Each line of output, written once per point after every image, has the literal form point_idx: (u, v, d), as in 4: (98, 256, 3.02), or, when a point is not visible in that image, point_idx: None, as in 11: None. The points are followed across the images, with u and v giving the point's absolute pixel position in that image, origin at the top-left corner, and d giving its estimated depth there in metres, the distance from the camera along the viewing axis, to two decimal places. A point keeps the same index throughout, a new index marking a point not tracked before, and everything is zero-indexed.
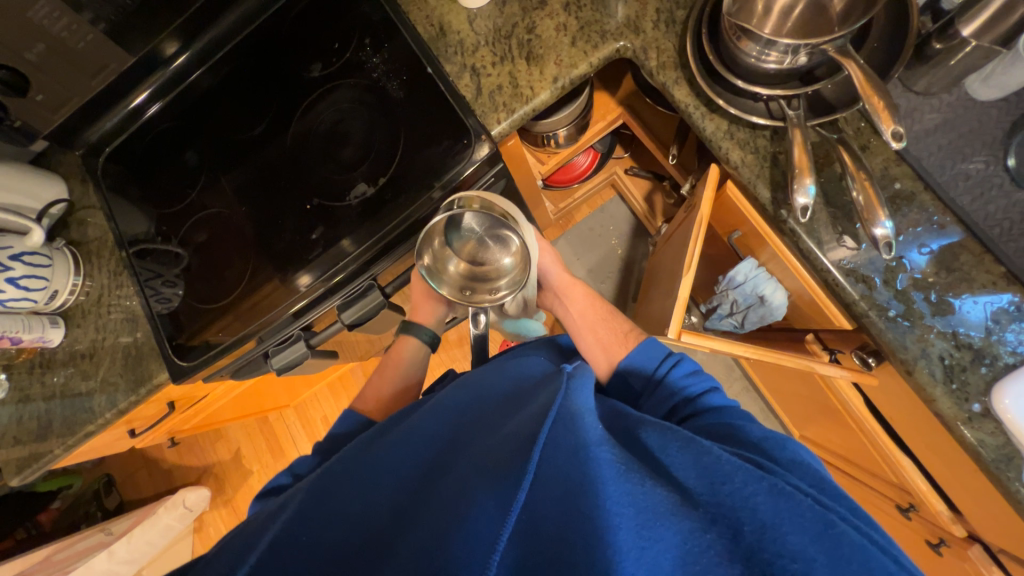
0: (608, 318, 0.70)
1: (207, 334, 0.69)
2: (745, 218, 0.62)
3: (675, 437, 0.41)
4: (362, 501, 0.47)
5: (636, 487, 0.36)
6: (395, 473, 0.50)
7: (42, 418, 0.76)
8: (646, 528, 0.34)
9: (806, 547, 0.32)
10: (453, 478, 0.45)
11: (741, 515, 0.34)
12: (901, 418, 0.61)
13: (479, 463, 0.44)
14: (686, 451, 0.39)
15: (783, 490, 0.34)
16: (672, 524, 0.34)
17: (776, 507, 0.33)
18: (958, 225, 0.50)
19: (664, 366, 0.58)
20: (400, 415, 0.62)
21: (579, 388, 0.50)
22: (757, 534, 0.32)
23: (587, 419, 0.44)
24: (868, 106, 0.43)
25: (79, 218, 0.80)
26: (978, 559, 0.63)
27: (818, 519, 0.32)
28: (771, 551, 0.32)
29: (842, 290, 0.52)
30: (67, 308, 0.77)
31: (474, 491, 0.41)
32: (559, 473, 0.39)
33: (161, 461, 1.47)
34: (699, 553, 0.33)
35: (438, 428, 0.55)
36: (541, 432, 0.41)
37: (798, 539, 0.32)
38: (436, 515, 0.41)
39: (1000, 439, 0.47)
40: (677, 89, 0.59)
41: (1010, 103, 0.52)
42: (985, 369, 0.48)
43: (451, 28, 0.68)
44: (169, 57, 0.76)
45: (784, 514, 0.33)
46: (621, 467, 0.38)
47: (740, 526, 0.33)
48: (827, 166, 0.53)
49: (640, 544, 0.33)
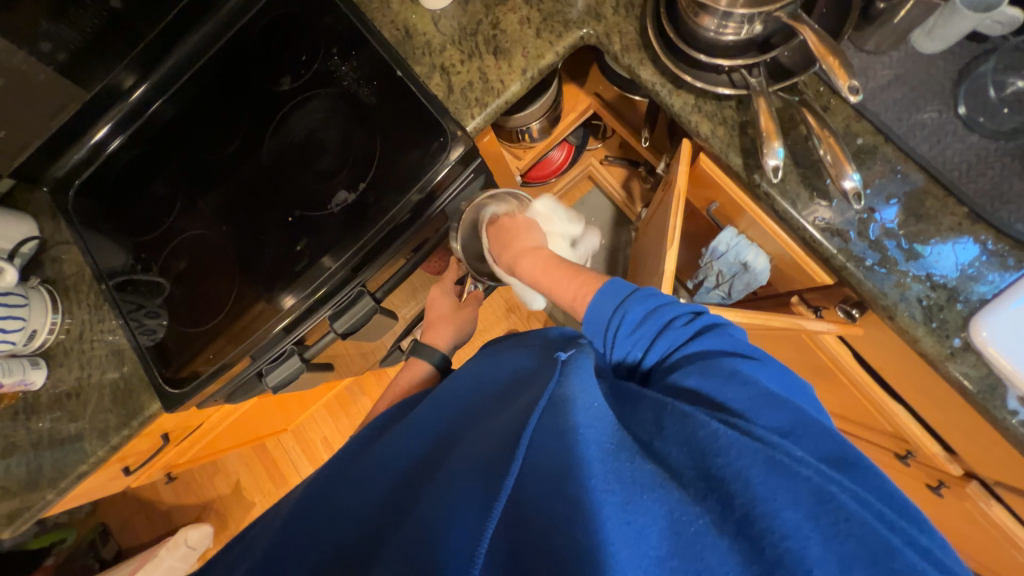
0: (556, 285, 0.65)
1: (195, 364, 0.68)
2: (722, 188, 0.63)
3: (670, 410, 0.40)
4: (359, 502, 0.47)
5: (625, 464, 0.37)
6: (388, 471, 0.49)
7: (30, 465, 0.73)
8: (631, 503, 0.34)
9: (801, 524, 0.31)
10: (445, 470, 0.44)
11: (731, 489, 0.33)
12: (890, 366, 0.63)
13: (472, 452, 0.44)
14: (679, 423, 0.39)
15: (780, 461, 0.33)
16: (656, 497, 0.34)
17: (770, 481, 0.33)
18: (919, 173, 0.52)
19: (611, 329, 0.53)
20: (399, 408, 0.62)
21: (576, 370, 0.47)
22: (747, 506, 0.32)
23: (582, 402, 0.42)
24: (824, 66, 0.45)
25: (52, 256, 0.77)
26: (977, 495, 0.66)
27: (814, 495, 0.32)
28: (759, 527, 0.31)
29: (820, 246, 0.53)
30: (48, 349, 0.75)
31: (462, 484, 0.41)
32: (546, 460, 0.38)
33: (159, 502, 1.42)
34: (687, 522, 0.32)
35: (436, 424, 0.53)
36: (529, 422, 0.41)
37: (791, 516, 0.31)
38: (425, 508, 0.41)
39: (983, 370, 0.49)
40: (642, 70, 0.60)
41: (952, 54, 0.55)
42: (961, 306, 0.50)
43: (417, 31, 0.68)
44: (128, 88, 0.76)
45: (776, 488, 0.32)
46: (610, 448, 0.38)
47: (730, 499, 0.33)
48: (793, 129, 0.55)
49: (625, 519, 0.33)
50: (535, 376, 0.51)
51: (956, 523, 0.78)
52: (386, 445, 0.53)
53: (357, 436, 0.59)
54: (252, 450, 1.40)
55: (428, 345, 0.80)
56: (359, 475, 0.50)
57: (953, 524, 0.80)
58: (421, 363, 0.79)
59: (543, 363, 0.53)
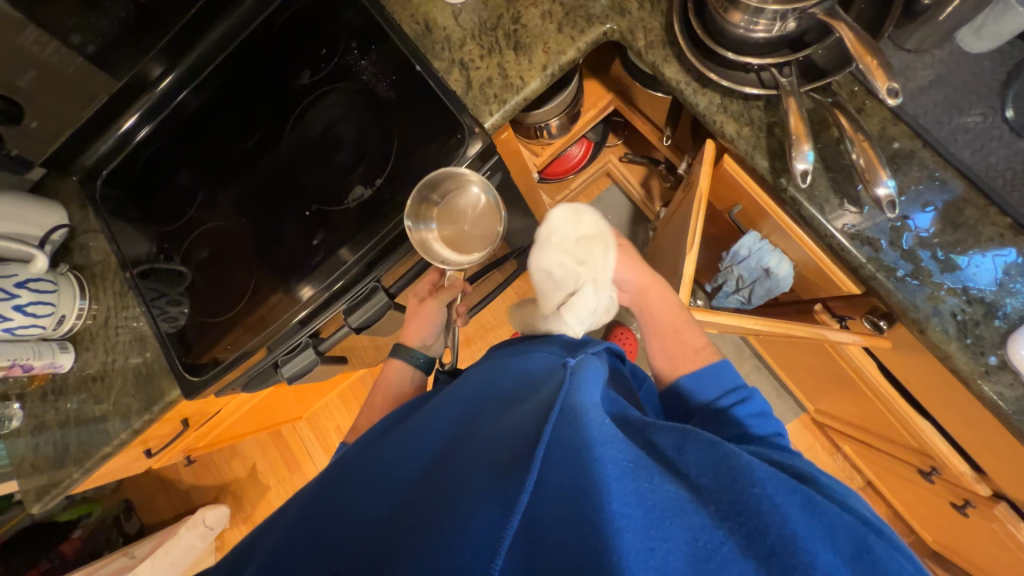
0: (681, 330, 0.63)
1: (215, 351, 0.69)
2: (746, 191, 0.61)
3: (692, 437, 0.40)
4: (365, 501, 0.46)
5: (644, 484, 0.36)
6: (397, 476, 0.49)
7: (58, 444, 0.76)
8: (654, 528, 0.34)
9: (839, 567, 0.31)
10: (456, 476, 0.44)
11: (767, 519, 0.33)
12: (918, 380, 0.61)
13: (482, 460, 0.43)
14: (706, 450, 0.39)
15: (817, 506, 0.34)
16: (681, 521, 0.34)
17: (807, 521, 0.33)
18: (959, 180, 0.50)
19: (727, 398, 0.54)
20: (406, 410, 0.63)
21: (586, 382, 0.47)
22: (783, 540, 0.32)
23: (592, 417, 0.42)
24: (862, 66, 0.43)
25: (81, 243, 0.80)
26: (1006, 517, 0.63)
27: (852, 540, 0.33)
28: (798, 559, 0.31)
29: (849, 254, 0.51)
30: (76, 333, 0.77)
31: (476, 494, 0.40)
32: (563, 478, 0.38)
33: (179, 482, 1.47)
34: (711, 550, 0.32)
35: (445, 427, 0.53)
36: (543, 433, 0.40)
37: (827, 553, 0.32)
38: (435, 514, 0.40)
39: (1019, 390, 0.47)
40: (667, 67, 0.59)
41: (1001, 54, 0.52)
42: (998, 322, 0.48)
43: (437, 24, 0.68)
44: (156, 78, 0.77)
45: (815, 529, 0.33)
46: (628, 465, 0.37)
47: (765, 529, 0.33)
48: (824, 131, 0.53)
49: (649, 544, 0.33)
50: (545, 384, 0.50)
51: (980, 544, 0.75)
52: (398, 448, 0.53)
53: (365, 434, 0.60)
54: (268, 436, 1.44)
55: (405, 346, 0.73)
56: (367, 476, 0.50)
57: (976, 543, 0.77)
58: (399, 362, 0.74)
59: (554, 372, 0.52)
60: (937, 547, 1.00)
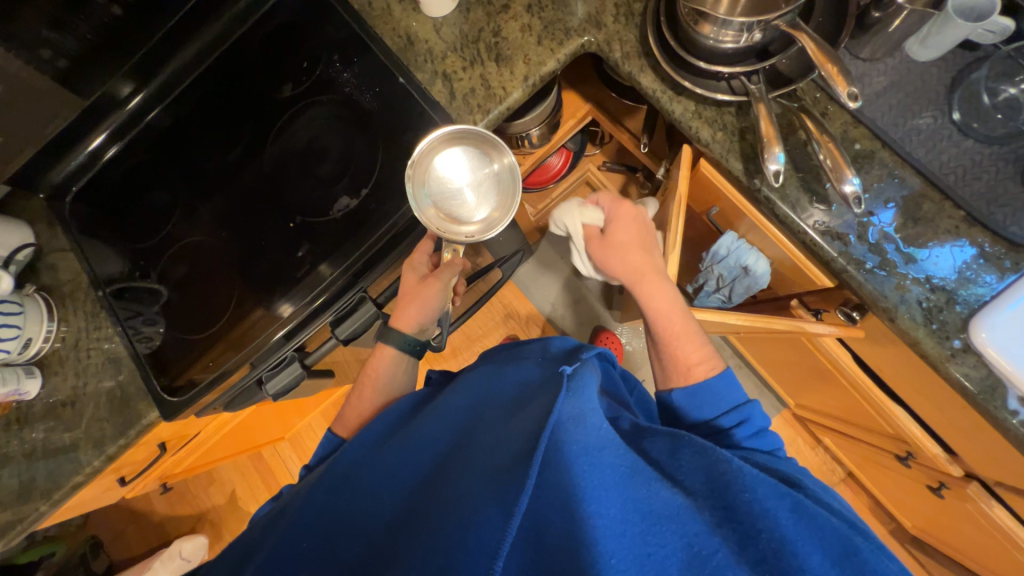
0: (674, 340, 0.60)
1: (191, 372, 0.67)
2: (722, 193, 0.64)
3: (687, 443, 0.42)
4: (364, 514, 0.46)
5: (642, 490, 0.37)
6: (394, 486, 0.49)
7: (23, 476, 0.71)
8: (651, 533, 0.34)
9: (826, 567, 0.33)
10: (453, 485, 0.44)
11: (758, 524, 0.35)
12: (891, 368, 0.64)
13: (479, 466, 0.44)
14: (701, 457, 0.40)
15: (806, 508, 0.36)
16: (677, 528, 0.35)
17: (796, 524, 0.35)
18: (916, 177, 0.53)
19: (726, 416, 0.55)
20: (400, 413, 0.62)
21: (581, 389, 0.46)
22: (773, 543, 0.34)
23: (592, 422, 0.41)
24: (824, 72, 0.46)
25: (48, 263, 0.76)
26: (978, 496, 0.66)
27: (838, 543, 0.34)
28: (787, 561, 0.33)
29: (821, 250, 0.54)
30: (42, 358, 0.74)
31: (475, 501, 0.40)
32: (562, 482, 0.38)
33: (152, 513, 1.40)
34: (707, 555, 0.33)
35: (441, 435, 0.53)
36: (541, 439, 0.39)
37: (816, 557, 0.33)
38: (434, 524, 0.40)
39: (983, 371, 0.50)
40: (643, 77, 0.61)
41: (945, 62, 0.57)
42: (960, 307, 0.51)
43: (419, 37, 0.69)
44: (125, 97, 0.76)
45: (803, 531, 0.35)
46: (626, 470, 0.38)
47: (756, 533, 0.35)
48: (792, 134, 0.56)
49: (647, 550, 0.34)
50: (540, 390, 0.50)
51: (956, 524, 0.78)
52: (391, 456, 0.52)
53: (358, 437, 0.58)
54: (247, 459, 1.39)
55: (395, 330, 0.67)
56: (363, 488, 0.49)
57: (952, 525, 0.81)
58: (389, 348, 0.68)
59: (550, 377, 0.52)
60: (916, 533, 1.03)
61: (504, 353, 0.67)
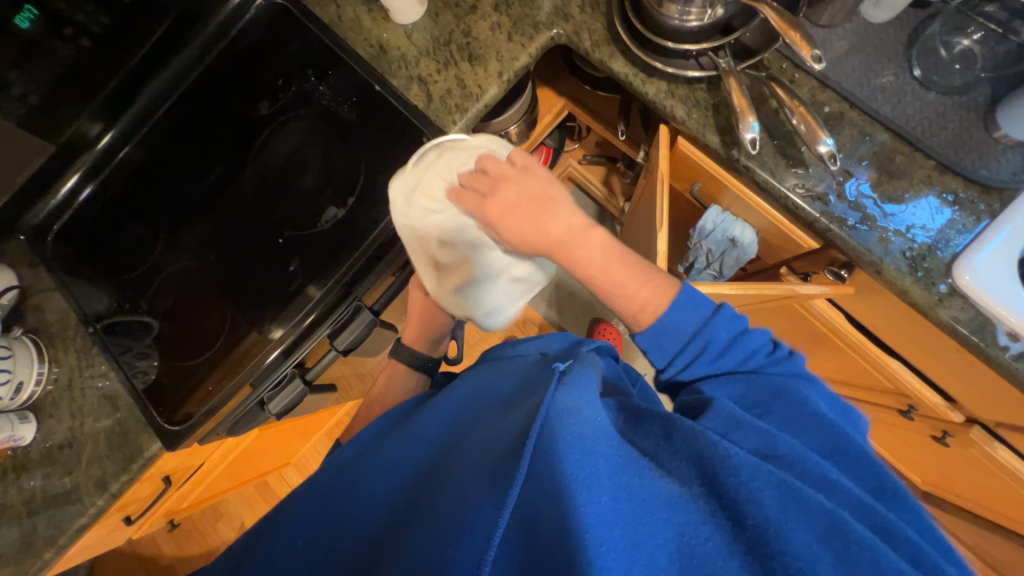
0: (619, 291, 0.51)
1: (188, 405, 0.65)
2: (703, 168, 0.65)
3: (679, 427, 0.39)
4: (357, 516, 0.46)
5: (634, 479, 0.35)
6: (387, 485, 0.48)
7: (24, 525, 0.69)
8: (642, 524, 0.32)
9: (813, 548, 0.31)
10: (444, 486, 0.43)
11: (744, 508, 0.33)
12: (883, 322, 0.65)
13: (471, 466, 0.43)
14: (689, 442, 0.38)
15: (793, 488, 0.33)
16: (668, 517, 0.33)
17: (783, 505, 0.32)
18: (884, 132, 0.55)
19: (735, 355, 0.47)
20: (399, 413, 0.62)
21: (574, 383, 0.45)
22: (761, 528, 0.32)
23: (580, 414, 0.39)
24: (787, 39, 0.48)
25: (33, 304, 0.74)
26: (981, 439, 0.68)
27: (831, 527, 0.32)
28: (774, 549, 0.31)
29: (803, 212, 0.55)
30: (35, 402, 0.72)
31: (466, 500, 0.39)
32: (547, 474, 0.36)
33: (160, 557, 1.36)
34: (697, 544, 0.32)
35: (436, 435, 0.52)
36: (527, 439, 0.38)
37: (805, 540, 0.31)
38: (422, 530, 0.39)
39: (970, 312, 0.51)
40: (614, 62, 0.63)
41: (900, 21, 0.59)
42: (942, 253, 0.52)
43: (390, 44, 0.69)
44: (94, 137, 0.76)
45: (789, 514, 0.32)
46: (620, 461, 0.36)
47: (743, 518, 0.32)
48: (763, 103, 0.58)
49: (636, 540, 0.32)
50: (536, 384, 0.50)
51: (965, 471, 0.79)
52: (385, 456, 0.51)
53: (359, 436, 0.58)
54: (253, 489, 1.36)
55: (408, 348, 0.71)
56: (357, 485, 0.49)
57: (960, 473, 0.82)
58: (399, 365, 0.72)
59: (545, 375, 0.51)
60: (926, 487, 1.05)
61: (496, 351, 0.66)
